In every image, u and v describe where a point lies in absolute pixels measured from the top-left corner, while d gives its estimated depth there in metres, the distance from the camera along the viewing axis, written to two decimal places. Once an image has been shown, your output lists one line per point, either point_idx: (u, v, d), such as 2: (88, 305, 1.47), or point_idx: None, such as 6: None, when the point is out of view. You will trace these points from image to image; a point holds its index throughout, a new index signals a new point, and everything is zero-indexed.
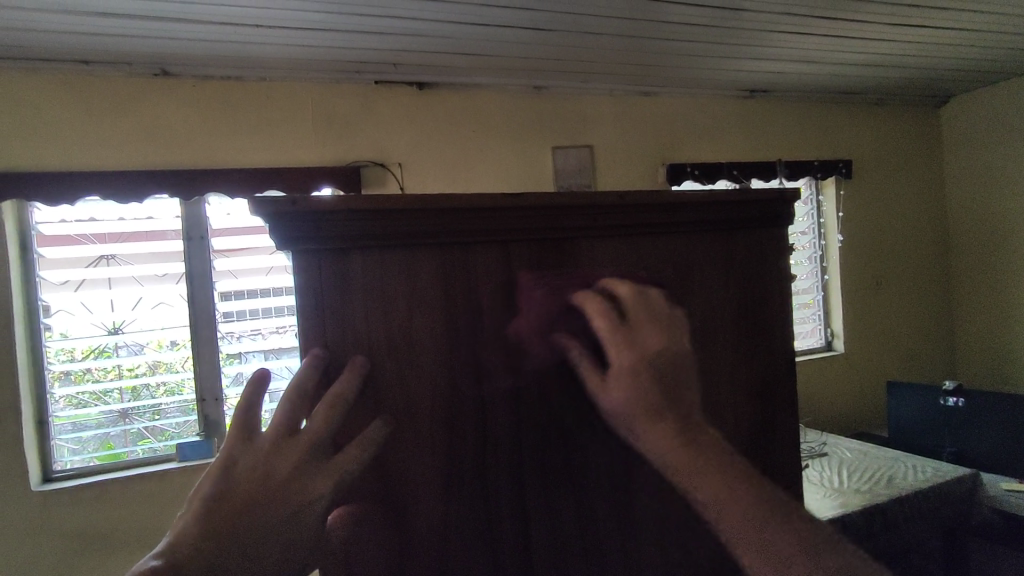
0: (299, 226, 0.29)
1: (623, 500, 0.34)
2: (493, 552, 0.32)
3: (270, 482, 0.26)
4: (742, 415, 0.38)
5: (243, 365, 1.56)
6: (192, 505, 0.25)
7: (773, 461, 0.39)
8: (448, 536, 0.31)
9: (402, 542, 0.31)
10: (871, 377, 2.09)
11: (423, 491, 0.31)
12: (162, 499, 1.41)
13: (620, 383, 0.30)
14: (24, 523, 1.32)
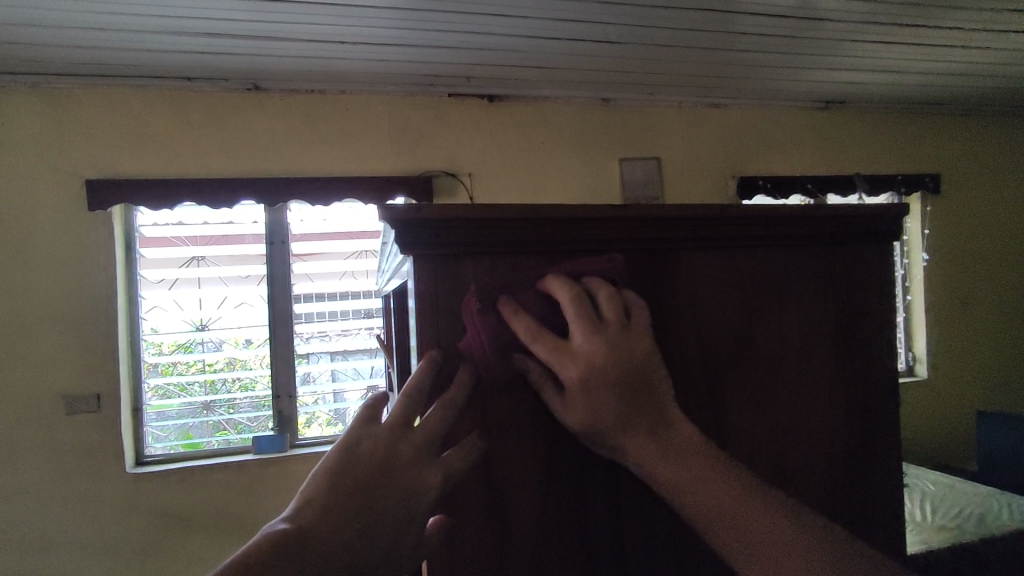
0: (423, 235, 0.30)
1: None
2: (588, 550, 0.33)
3: (385, 469, 0.28)
4: (838, 433, 0.37)
5: (312, 365, 1.64)
6: (315, 479, 0.28)
7: (870, 484, 0.37)
8: (544, 532, 0.32)
9: (501, 532, 0.32)
10: (957, 407, 1.95)
11: (529, 496, 0.32)
12: (238, 488, 1.49)
13: (580, 400, 0.29)
14: (117, 503, 1.42)
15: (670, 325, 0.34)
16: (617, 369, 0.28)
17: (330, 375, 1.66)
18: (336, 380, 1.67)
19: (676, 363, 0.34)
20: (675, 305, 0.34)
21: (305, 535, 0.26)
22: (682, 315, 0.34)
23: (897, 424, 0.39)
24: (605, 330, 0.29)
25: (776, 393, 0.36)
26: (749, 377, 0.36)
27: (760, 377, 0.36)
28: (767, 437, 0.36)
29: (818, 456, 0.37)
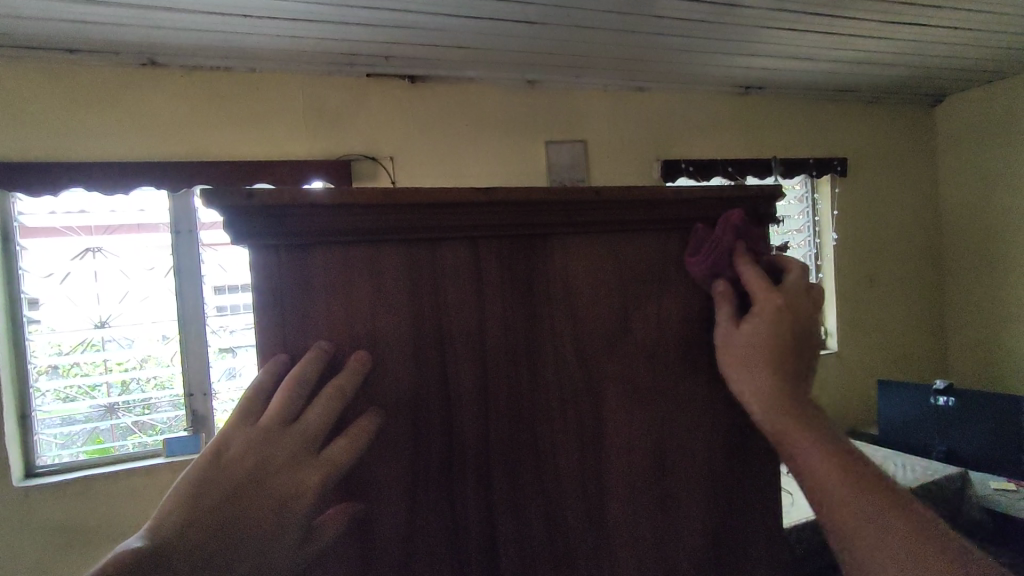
0: (259, 225, 0.27)
1: (594, 507, 0.34)
2: (458, 554, 0.31)
3: (259, 472, 0.26)
4: (719, 420, 0.37)
5: (235, 359, 1.55)
6: (177, 489, 0.25)
7: (751, 469, 0.38)
8: (410, 539, 0.31)
9: (364, 543, 0.30)
10: (863, 377, 2.09)
11: (389, 500, 0.30)
12: (150, 493, 1.40)
13: (767, 317, 0.32)
14: (11, 515, 1.31)
15: (538, 314, 0.33)
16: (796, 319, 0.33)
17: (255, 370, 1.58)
18: None
19: (549, 355, 0.34)
20: (544, 295, 0.33)
21: (161, 552, 0.24)
22: (549, 304, 0.33)
23: None
24: (789, 287, 0.34)
25: (652, 381, 0.36)
26: (624, 366, 0.35)
27: (635, 366, 0.35)
28: (644, 427, 0.35)
29: (698, 442, 0.37)
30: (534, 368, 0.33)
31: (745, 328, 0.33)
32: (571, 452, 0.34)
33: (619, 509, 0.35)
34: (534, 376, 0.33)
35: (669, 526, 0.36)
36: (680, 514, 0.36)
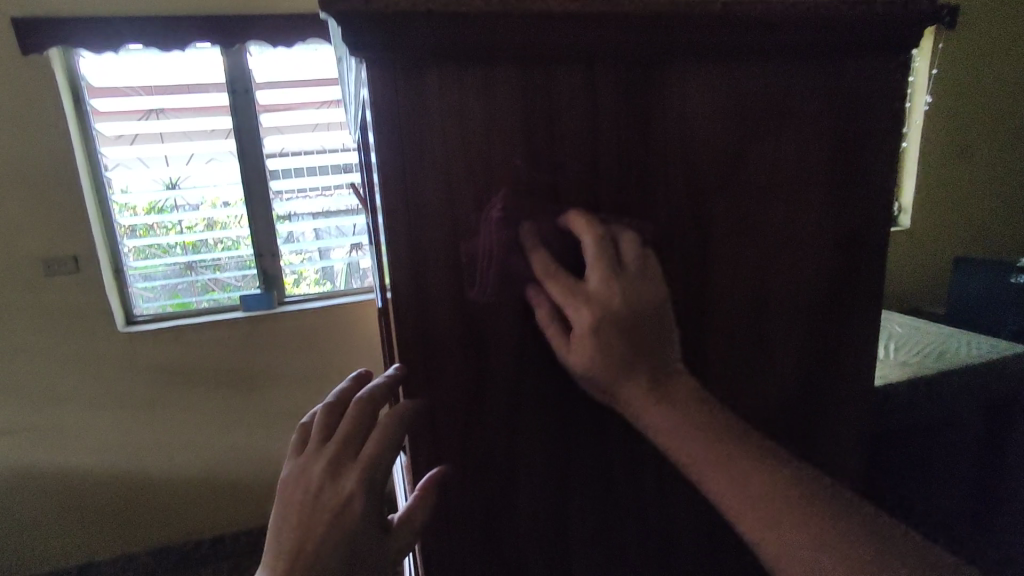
0: (378, 37, 0.26)
1: (692, 341, 0.36)
2: (564, 370, 0.35)
3: (420, 289, 0.31)
4: (820, 263, 0.37)
5: (294, 225, 1.61)
6: (270, 533, 0.32)
7: (848, 312, 0.38)
8: (521, 356, 0.34)
9: (481, 356, 0.34)
10: (940, 256, 1.98)
11: (503, 328, 0.33)
12: (235, 342, 1.55)
13: (585, 346, 0.30)
14: (119, 356, 1.48)
15: (651, 149, 0.32)
16: (626, 312, 0.30)
17: (314, 235, 1.65)
18: (320, 238, 1.66)
19: (661, 192, 0.33)
20: (659, 128, 0.32)
21: None
22: (663, 139, 0.32)
23: (884, 253, 0.38)
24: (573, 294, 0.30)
25: (759, 219, 0.35)
26: (731, 207, 0.35)
27: (744, 205, 0.35)
28: (745, 266, 0.36)
29: (800, 286, 0.37)
30: (644, 206, 0.33)
31: (578, 353, 0.30)
32: (674, 291, 0.35)
33: (715, 346, 0.37)
34: (644, 213, 0.33)
35: (758, 363, 0.38)
36: (777, 347, 0.38)
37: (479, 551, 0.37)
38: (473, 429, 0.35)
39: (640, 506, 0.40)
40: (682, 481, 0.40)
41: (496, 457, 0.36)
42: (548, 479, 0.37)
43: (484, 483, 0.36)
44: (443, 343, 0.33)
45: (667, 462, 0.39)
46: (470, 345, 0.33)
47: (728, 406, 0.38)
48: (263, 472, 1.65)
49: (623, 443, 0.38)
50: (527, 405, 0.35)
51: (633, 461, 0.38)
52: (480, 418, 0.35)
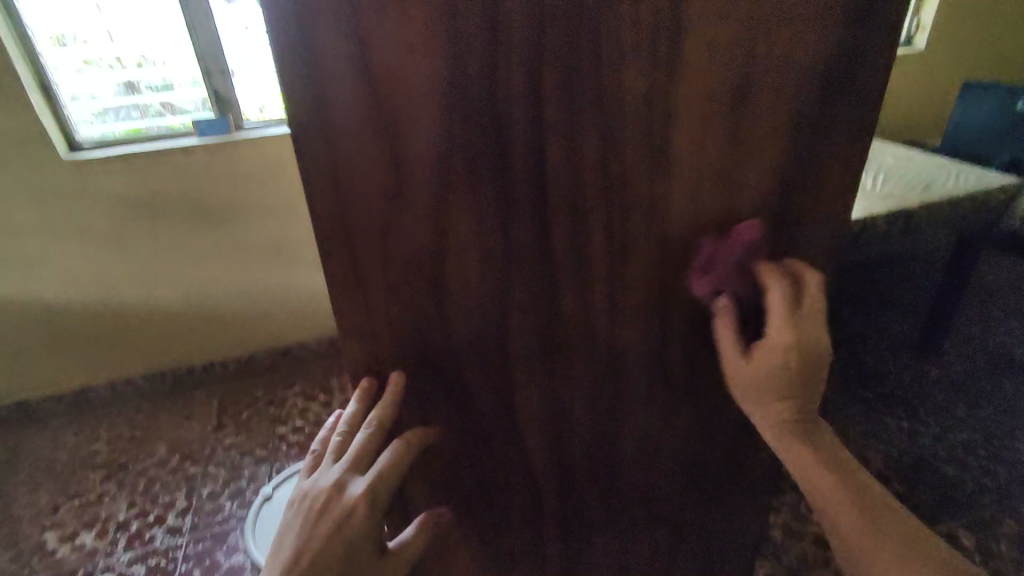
0: None
1: (641, 132, 0.35)
2: (502, 164, 0.34)
3: (312, 53, 0.29)
4: (783, 46, 0.35)
5: (248, 37, 1.42)
6: (294, 532, 0.40)
7: (808, 103, 0.37)
8: (447, 145, 0.33)
9: (401, 144, 0.32)
10: (949, 82, 1.85)
11: (424, 112, 0.32)
12: (195, 170, 1.45)
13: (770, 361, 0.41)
14: (72, 184, 1.40)
15: None
16: (802, 352, 0.40)
17: None
18: None
19: None
20: None
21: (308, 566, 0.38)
22: None
23: (864, 35, 0.35)
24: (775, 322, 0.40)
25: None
26: None
27: None
28: (698, 48, 0.34)
29: (758, 73, 0.36)
30: None
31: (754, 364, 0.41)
32: (621, 76, 0.33)
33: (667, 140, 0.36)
34: None
35: (706, 160, 0.37)
36: (715, 124, 0.36)
37: (405, 348, 0.39)
38: (386, 220, 0.34)
39: (574, 306, 0.40)
40: (621, 279, 0.40)
41: (415, 251, 0.35)
42: (473, 276, 0.37)
43: (403, 278, 0.36)
44: (344, 121, 0.31)
45: (610, 258, 0.39)
46: (376, 124, 0.31)
47: (679, 205, 0.38)
48: (243, 304, 1.66)
49: (575, 251, 0.38)
50: (459, 202, 0.35)
51: (568, 258, 0.38)
52: (418, 225, 0.35)
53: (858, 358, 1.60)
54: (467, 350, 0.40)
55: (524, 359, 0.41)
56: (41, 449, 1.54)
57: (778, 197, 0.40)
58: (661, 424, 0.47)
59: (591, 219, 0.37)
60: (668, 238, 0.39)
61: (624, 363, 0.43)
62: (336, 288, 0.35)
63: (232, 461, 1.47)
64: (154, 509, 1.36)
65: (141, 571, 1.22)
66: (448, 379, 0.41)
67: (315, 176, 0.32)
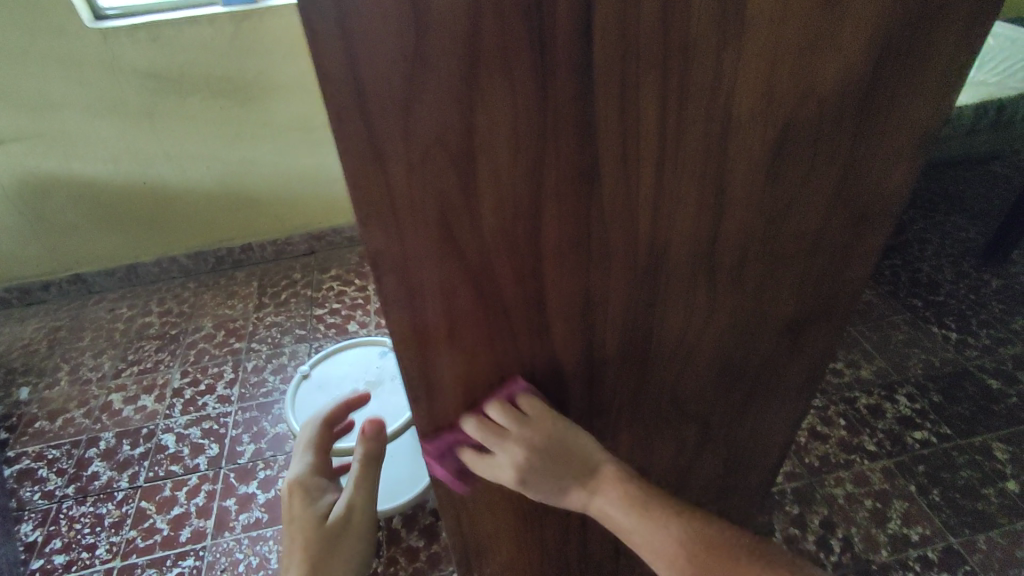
0: None
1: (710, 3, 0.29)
2: (544, 37, 0.29)
3: None
4: None
5: None
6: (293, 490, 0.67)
7: None
8: (476, 12, 0.28)
9: (419, 9, 0.27)
10: None
11: None
12: (223, 46, 1.40)
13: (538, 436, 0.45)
14: (99, 56, 1.36)
15: None
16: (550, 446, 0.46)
17: None
18: None
19: None
20: None
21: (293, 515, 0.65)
22: None
23: None
24: (535, 420, 0.45)
25: None
26: None
27: None
28: None
29: None
30: None
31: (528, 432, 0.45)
32: None
33: (741, 13, 0.30)
34: None
35: (785, 41, 0.31)
36: None
37: (430, 240, 0.35)
38: (408, 94, 0.29)
39: (618, 200, 0.36)
40: (675, 167, 0.35)
41: (441, 131, 0.31)
42: (505, 162, 0.33)
43: (429, 162, 0.32)
44: None
45: (661, 152, 0.34)
46: None
47: (750, 92, 0.33)
48: (277, 188, 1.65)
49: (623, 142, 0.33)
50: (490, 85, 0.30)
51: (614, 142, 0.33)
52: (444, 111, 0.30)
53: (912, 265, 1.51)
54: (497, 245, 0.36)
55: (558, 256, 0.38)
56: (99, 320, 1.64)
57: (873, 75, 0.34)
58: (702, 321, 0.45)
59: (645, 94, 0.32)
60: (733, 121, 0.34)
61: (668, 260, 0.40)
62: (354, 164, 0.31)
63: (273, 339, 1.54)
64: (205, 379, 1.45)
65: (196, 432, 1.32)
66: (479, 273, 0.38)
67: (324, 34, 0.27)
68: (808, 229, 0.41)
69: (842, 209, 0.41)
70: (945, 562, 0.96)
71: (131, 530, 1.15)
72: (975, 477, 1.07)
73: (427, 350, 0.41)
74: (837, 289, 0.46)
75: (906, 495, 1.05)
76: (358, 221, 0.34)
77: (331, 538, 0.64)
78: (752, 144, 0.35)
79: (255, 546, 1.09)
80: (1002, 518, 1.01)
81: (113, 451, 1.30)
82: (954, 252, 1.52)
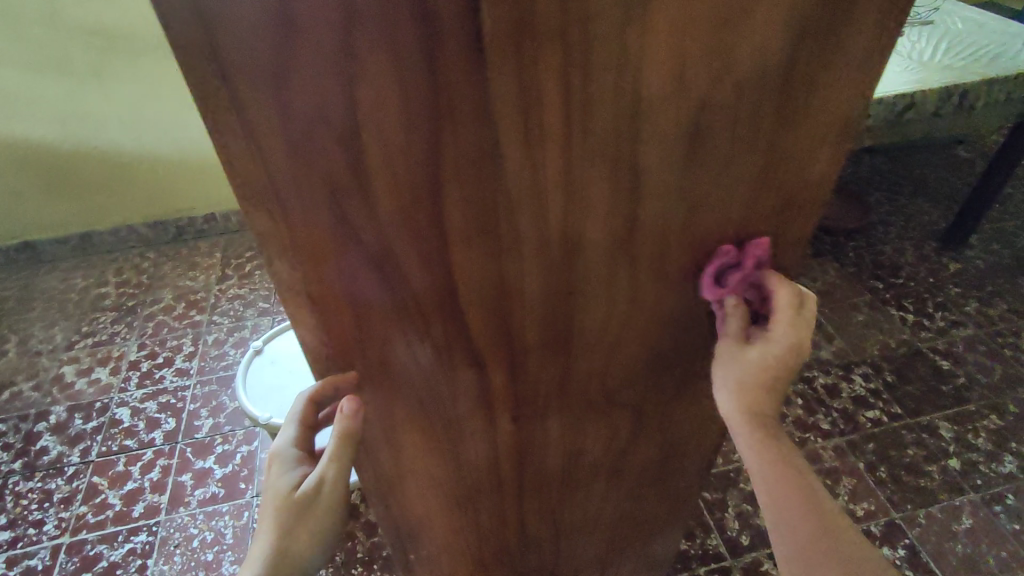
0: None
1: None
2: (426, 13, 0.27)
3: None
4: None
5: None
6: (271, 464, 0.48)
7: None
8: None
9: None
10: None
11: None
12: None
13: (777, 341, 0.42)
14: (39, 11, 1.28)
15: None
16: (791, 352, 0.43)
17: None
18: None
19: None
20: None
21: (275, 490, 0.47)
22: None
23: None
24: (781, 321, 0.42)
25: None
26: None
27: None
28: None
29: None
30: None
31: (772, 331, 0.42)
32: None
33: None
34: None
35: (692, 24, 0.30)
36: None
37: (323, 219, 0.34)
38: (279, 75, 0.28)
39: (525, 183, 0.35)
40: (582, 151, 0.34)
41: (323, 107, 0.29)
42: (397, 141, 0.31)
43: (311, 144, 0.31)
44: None
45: (566, 135, 0.33)
46: None
47: (660, 74, 0.32)
48: None
49: (523, 123, 0.32)
50: (371, 64, 0.28)
51: (515, 122, 0.32)
52: (322, 93, 0.29)
53: (875, 248, 1.53)
54: (395, 227, 0.35)
55: (466, 238, 0.37)
56: (51, 290, 1.58)
57: (789, 60, 0.33)
58: (622, 311, 0.44)
59: (544, 72, 0.30)
60: (640, 103, 0.33)
61: (584, 248, 0.39)
62: (227, 138, 0.30)
63: (235, 312, 1.51)
64: (163, 352, 1.41)
65: (152, 406, 1.29)
66: (380, 257, 0.37)
67: (177, 11, 0.26)
68: (732, 215, 0.40)
69: (763, 198, 0.40)
70: (887, 536, 0.99)
71: (82, 506, 1.13)
72: (921, 455, 1.11)
73: (332, 335, 0.41)
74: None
75: (854, 471, 1.08)
76: (241, 205, 0.34)
77: (288, 518, 0.45)
78: (666, 129, 0.34)
79: (211, 521, 1.09)
80: (944, 495, 1.05)
81: (65, 425, 1.26)
82: (915, 235, 1.54)
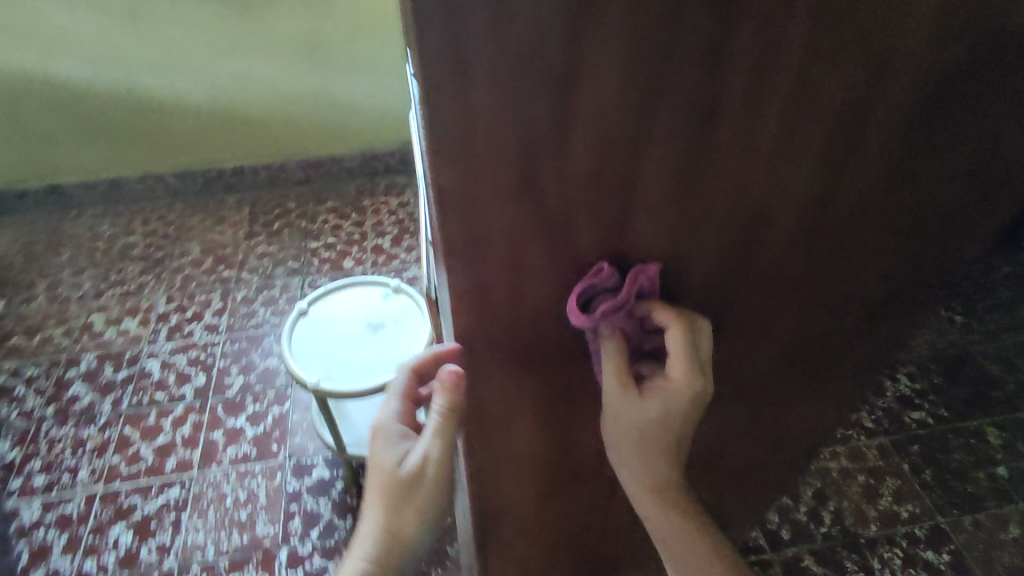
0: None
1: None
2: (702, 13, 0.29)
3: None
4: None
5: None
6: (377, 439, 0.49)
7: None
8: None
9: None
10: None
11: None
12: None
13: (674, 383, 0.41)
14: None
15: None
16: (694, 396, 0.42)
17: None
18: None
19: None
20: None
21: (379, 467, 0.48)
22: None
23: None
24: (675, 365, 0.41)
25: None
26: None
27: None
28: None
29: None
30: None
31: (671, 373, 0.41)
32: None
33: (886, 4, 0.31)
34: None
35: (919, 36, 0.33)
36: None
37: (511, 186, 0.34)
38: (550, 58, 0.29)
39: (725, 179, 0.37)
40: (788, 148, 0.36)
41: (545, 57, 0.29)
42: (629, 128, 0.33)
43: (542, 127, 0.32)
44: None
45: (779, 132, 0.35)
46: None
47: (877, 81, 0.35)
48: (273, 109, 1.55)
49: (748, 119, 0.34)
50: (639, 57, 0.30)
51: (742, 114, 0.34)
52: (584, 81, 0.31)
53: None
54: (590, 213, 0.36)
55: (652, 227, 0.38)
56: (79, 237, 1.55)
57: (984, 57, 0.35)
58: (767, 294, 0.46)
59: (781, 70, 0.33)
60: (855, 105, 0.35)
61: (760, 241, 0.41)
62: (454, 129, 0.31)
63: (265, 269, 1.47)
64: (192, 306, 1.39)
65: (183, 360, 1.27)
66: (562, 245, 0.37)
67: None
68: (892, 216, 0.43)
69: (924, 204, 0.43)
70: (932, 541, 0.99)
71: (114, 455, 1.12)
72: (968, 460, 1.06)
73: (487, 315, 0.40)
74: (901, 278, 0.49)
75: (897, 471, 1.07)
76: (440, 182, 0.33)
77: (396, 495, 0.46)
78: (867, 130, 0.37)
79: (243, 480, 1.07)
80: (990, 503, 1.02)
81: (94, 373, 1.25)
82: None
